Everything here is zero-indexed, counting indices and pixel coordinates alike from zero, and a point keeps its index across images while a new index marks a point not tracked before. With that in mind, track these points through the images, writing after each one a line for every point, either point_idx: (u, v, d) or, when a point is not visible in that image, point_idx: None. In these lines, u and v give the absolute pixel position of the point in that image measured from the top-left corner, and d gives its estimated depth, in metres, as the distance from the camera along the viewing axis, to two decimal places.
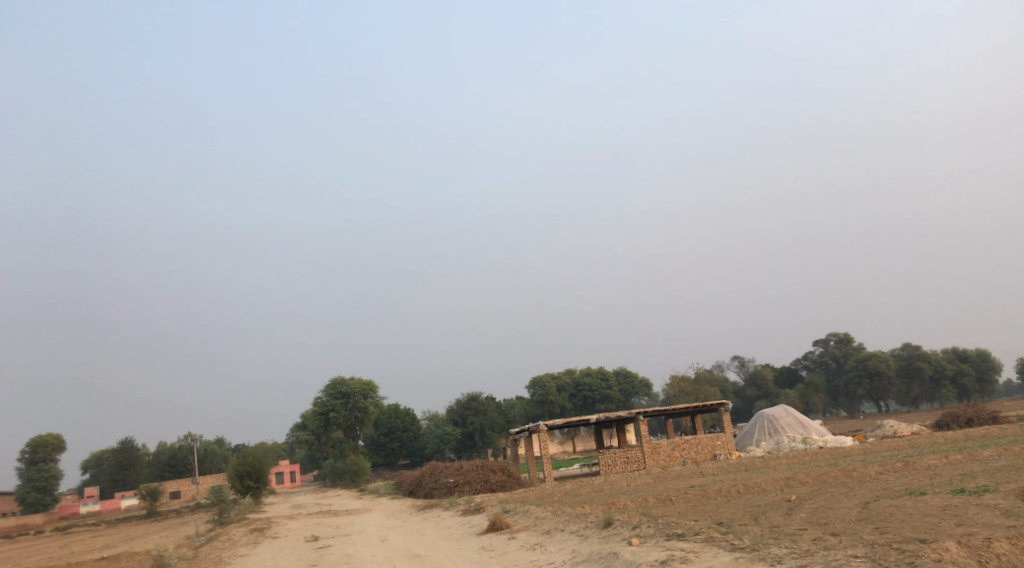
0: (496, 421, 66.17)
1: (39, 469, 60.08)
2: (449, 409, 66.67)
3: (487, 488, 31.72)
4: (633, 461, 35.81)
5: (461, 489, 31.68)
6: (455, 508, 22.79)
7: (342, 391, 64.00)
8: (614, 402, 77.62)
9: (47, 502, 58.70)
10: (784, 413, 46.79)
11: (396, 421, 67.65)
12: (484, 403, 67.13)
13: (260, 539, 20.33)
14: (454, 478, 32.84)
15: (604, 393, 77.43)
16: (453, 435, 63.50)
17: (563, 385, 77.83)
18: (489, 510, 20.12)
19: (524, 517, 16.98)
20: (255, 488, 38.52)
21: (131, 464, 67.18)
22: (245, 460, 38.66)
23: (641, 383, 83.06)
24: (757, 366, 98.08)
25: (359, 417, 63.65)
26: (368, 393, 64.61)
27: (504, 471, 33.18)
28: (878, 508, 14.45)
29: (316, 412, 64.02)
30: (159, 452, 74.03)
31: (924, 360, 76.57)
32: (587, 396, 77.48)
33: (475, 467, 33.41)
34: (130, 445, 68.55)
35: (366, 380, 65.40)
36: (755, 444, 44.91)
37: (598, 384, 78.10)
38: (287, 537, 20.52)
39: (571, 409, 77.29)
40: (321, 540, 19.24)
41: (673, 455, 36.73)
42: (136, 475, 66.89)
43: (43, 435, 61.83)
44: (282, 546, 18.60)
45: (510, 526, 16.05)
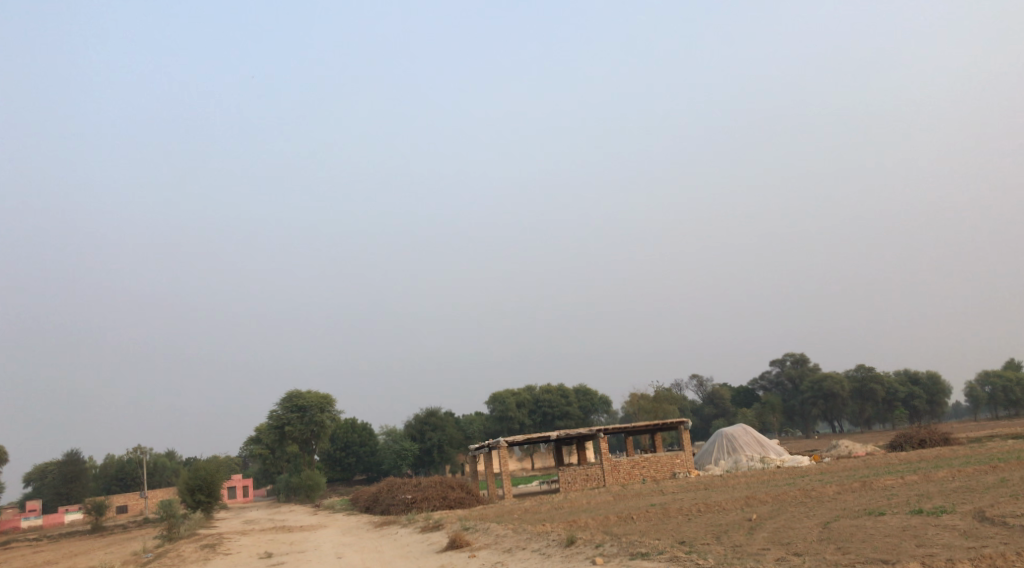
0: (455, 436, 65.56)
1: None
2: (408, 423, 65.81)
3: (445, 505, 31.24)
4: (593, 478, 35.70)
5: (418, 506, 31.12)
6: (413, 525, 22.32)
7: (299, 403, 62.80)
8: (574, 419, 77.60)
9: None
10: (742, 432, 47.22)
11: (353, 435, 66.50)
12: (443, 419, 66.48)
13: (210, 555, 19.58)
14: (413, 495, 32.28)
15: (564, 409, 77.37)
16: (411, 450, 62.71)
17: (523, 401, 77.62)
18: (448, 527, 19.75)
19: (485, 535, 16.65)
20: (207, 503, 37.36)
21: (76, 477, 64.65)
22: (197, 474, 37.47)
23: (601, 400, 83.30)
24: (715, 385, 99.21)
25: (316, 431, 62.51)
26: (325, 407, 63.69)
27: (463, 487, 32.74)
28: (839, 528, 14.53)
29: (272, 425, 62.69)
30: (106, 465, 71.46)
31: (878, 381, 78.12)
32: (547, 412, 77.33)
33: (434, 483, 32.89)
34: (76, 458, 66.01)
35: (323, 394, 64.37)
36: (713, 463, 45.18)
37: (559, 401, 78.04)
38: (239, 554, 19.80)
39: (531, 426, 77.02)
40: (274, 557, 18.62)
41: (633, 473, 36.72)
42: (81, 489, 64.35)
43: None
44: (234, 563, 17.95)
45: (471, 544, 15.70)
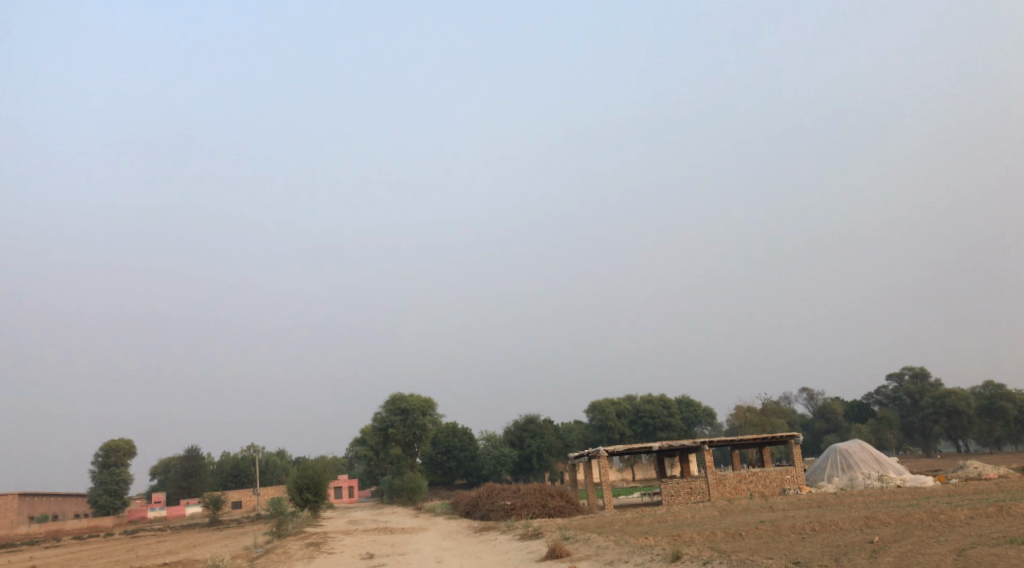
0: (554, 444, 65.09)
1: (109, 473, 62.14)
2: (507, 429, 65.98)
3: (545, 513, 30.94)
4: (697, 492, 34.40)
5: (517, 513, 30.98)
6: (512, 532, 22.17)
7: (401, 407, 64.40)
8: (676, 431, 75.47)
9: (116, 505, 61.09)
10: (858, 448, 44.29)
11: (454, 440, 67.37)
12: (542, 426, 66.19)
13: (315, 554, 20.14)
14: (512, 501, 32.21)
15: (666, 420, 75.37)
16: (510, 456, 62.95)
17: (623, 411, 76.31)
18: (548, 535, 19.43)
19: (585, 545, 16.21)
20: (314, 502, 38.78)
21: (196, 472, 68.92)
22: (305, 473, 39.02)
23: (704, 412, 80.71)
24: (826, 399, 93.93)
25: (418, 434, 64.10)
26: (426, 410, 65.14)
27: (563, 496, 32.35)
28: (977, 557, 13.14)
29: (376, 427, 64.70)
30: (223, 462, 75.81)
31: (1009, 399, 71.57)
32: (648, 423, 75.53)
33: (533, 490, 32.67)
34: (196, 454, 70.41)
35: (425, 397, 65.83)
36: (826, 479, 42.57)
37: (660, 411, 76.16)
38: (342, 553, 20.27)
39: (631, 436, 75.55)
40: (376, 558, 18.90)
41: (740, 488, 35.12)
42: (201, 483, 68.53)
43: (115, 439, 63.75)
44: (338, 562, 18.33)
45: (571, 554, 15.30)
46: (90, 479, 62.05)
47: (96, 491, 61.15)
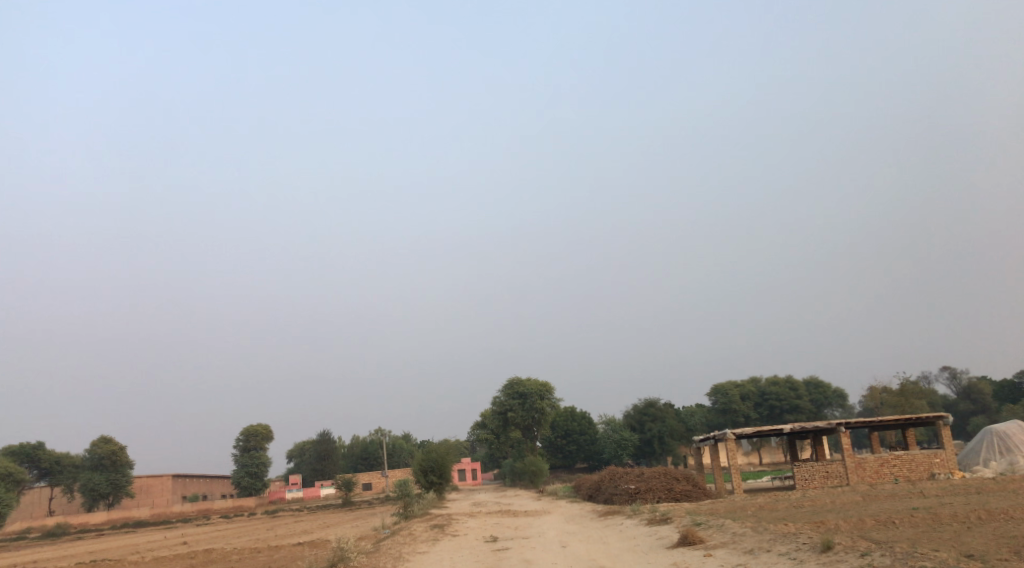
0: (676, 428, 63.16)
1: (251, 456, 66.44)
2: (627, 413, 64.74)
3: (671, 497, 29.88)
4: (834, 476, 31.95)
5: (642, 497, 30.08)
6: (639, 517, 21.33)
7: (520, 391, 64.77)
8: (805, 413, 71.35)
9: (258, 486, 65.29)
10: (1020, 429, 39.79)
11: (574, 424, 66.91)
12: (662, 410, 64.44)
13: (440, 536, 20.23)
14: (636, 485, 31.32)
15: (794, 402, 71.30)
16: (631, 440, 61.89)
17: (747, 394, 73.09)
18: (678, 521, 18.47)
19: (719, 533, 15.10)
20: (439, 484, 39.56)
21: (328, 455, 72.54)
22: (430, 455, 39.79)
23: (834, 394, 76.02)
24: (972, 378, 86.07)
25: (537, 418, 64.22)
26: (545, 394, 65.14)
27: (689, 480, 31.09)
28: None
29: (496, 411, 65.34)
30: (353, 446, 79.35)
31: None
32: (773, 405, 71.88)
33: (658, 474, 31.59)
34: (328, 438, 74.11)
35: (542, 381, 65.88)
36: (983, 464, 38.56)
37: (787, 393, 72.16)
38: (466, 536, 20.21)
39: (756, 419, 72.24)
40: (500, 541, 18.64)
41: (882, 472, 32.36)
42: (333, 465, 72.16)
43: (254, 424, 68.07)
44: (462, 545, 18.19)
45: (705, 541, 14.30)
46: (233, 461, 66.64)
47: (239, 473, 65.63)
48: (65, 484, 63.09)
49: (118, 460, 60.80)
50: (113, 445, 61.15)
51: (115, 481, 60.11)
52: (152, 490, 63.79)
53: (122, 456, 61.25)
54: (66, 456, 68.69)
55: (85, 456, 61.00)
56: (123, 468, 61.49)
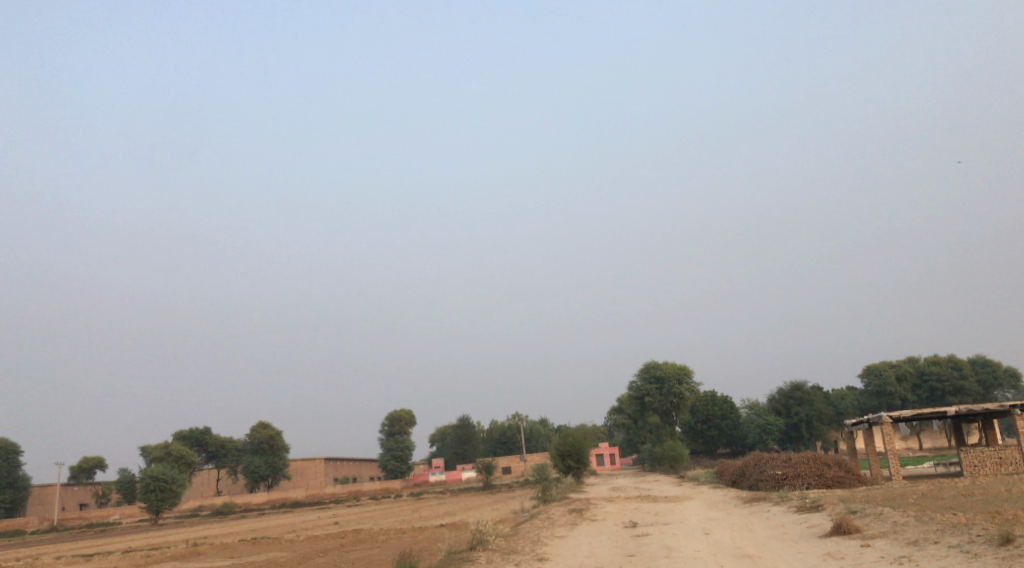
0: (825, 412, 59.46)
1: (395, 440, 69.84)
2: (770, 397, 61.75)
3: (822, 484, 28.15)
4: (1009, 463, 28.74)
5: (790, 484, 28.58)
6: (788, 505, 20.18)
7: (657, 374, 63.61)
8: (972, 395, 64.92)
9: (403, 469, 68.63)
10: None
11: (714, 408, 64.80)
12: (810, 393, 60.88)
13: (577, 520, 20.20)
14: (782, 471, 29.80)
15: (959, 383, 65.01)
16: (776, 425, 58.97)
17: (904, 374, 67.52)
18: (831, 509, 17.30)
19: (879, 522, 13.97)
20: (577, 468, 39.69)
21: (468, 439, 75.03)
22: (567, 440, 39.93)
23: (1008, 373, 68.58)
24: None
25: (675, 402, 62.81)
26: (683, 377, 63.57)
27: (841, 465, 29.16)
28: None
29: (632, 395, 64.60)
30: (491, 431, 81.35)
31: None
32: (935, 387, 65.95)
33: (806, 459, 29.88)
34: (468, 423, 76.57)
35: (680, 364, 64.32)
36: None
37: (951, 373, 65.93)
38: (604, 521, 20.06)
39: (916, 402, 66.65)
40: (639, 527, 18.33)
41: None
42: (473, 449, 74.51)
43: (397, 410, 71.50)
44: (600, 530, 18.05)
45: (861, 531, 13.24)
46: (380, 446, 70.35)
47: (386, 456, 69.27)
48: (230, 466, 69.45)
49: (275, 444, 66.28)
50: (270, 430, 66.70)
51: (273, 463, 65.56)
52: (307, 472, 68.70)
53: (277, 441, 66.70)
54: (231, 441, 75.56)
55: (246, 440, 66.97)
56: (279, 452, 66.96)
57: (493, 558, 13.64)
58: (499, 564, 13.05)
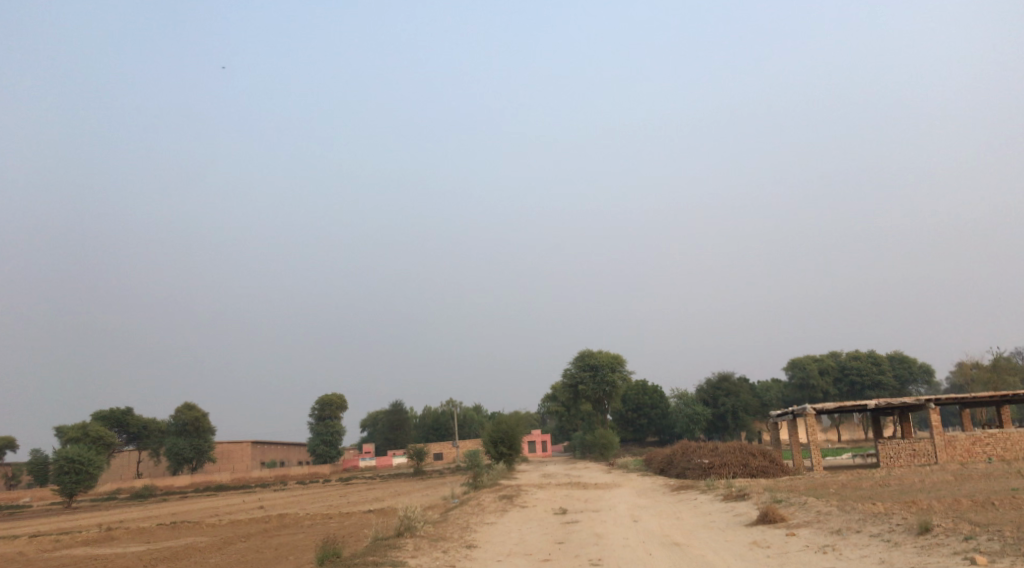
0: (751, 403, 61.26)
1: (326, 425, 68.50)
2: (699, 387, 63.22)
3: (746, 473, 28.87)
4: (922, 454, 30.08)
5: (717, 472, 29.19)
6: (714, 493, 20.51)
7: (590, 363, 64.33)
8: (888, 389, 68.03)
9: (333, 454, 67.46)
10: None
11: (644, 397, 65.97)
12: (736, 384, 62.62)
13: (508, 507, 20.02)
14: (709, 460, 30.43)
15: (876, 378, 68.09)
16: (704, 415, 60.46)
17: (826, 368, 70.24)
18: (756, 498, 17.61)
19: (802, 511, 14.21)
20: (508, 455, 39.68)
21: (401, 424, 74.34)
22: (499, 426, 39.82)
23: (921, 369, 72.16)
24: None
25: (608, 390, 63.67)
26: (616, 366, 64.45)
27: (766, 455, 29.97)
28: None
29: (566, 383, 65.11)
30: (425, 416, 80.75)
31: None
32: (855, 381, 68.82)
33: (732, 448, 30.58)
34: (401, 408, 75.81)
35: (613, 353, 65.23)
36: None
37: (869, 368, 68.98)
38: (534, 508, 19.96)
39: (836, 395, 69.42)
40: (568, 514, 18.27)
41: (974, 451, 30.33)
42: (405, 435, 73.86)
43: (329, 394, 70.05)
44: (530, 517, 17.94)
45: (787, 520, 13.46)
46: (310, 429, 68.86)
47: (315, 441, 67.90)
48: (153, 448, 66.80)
49: (201, 427, 64.04)
50: (196, 411, 64.35)
51: (198, 446, 63.30)
52: (233, 455, 66.68)
53: (204, 423, 64.42)
54: (154, 422, 72.66)
55: (171, 422, 64.49)
56: (205, 434, 64.72)
57: (420, 544, 13.25)
58: (427, 550, 12.66)
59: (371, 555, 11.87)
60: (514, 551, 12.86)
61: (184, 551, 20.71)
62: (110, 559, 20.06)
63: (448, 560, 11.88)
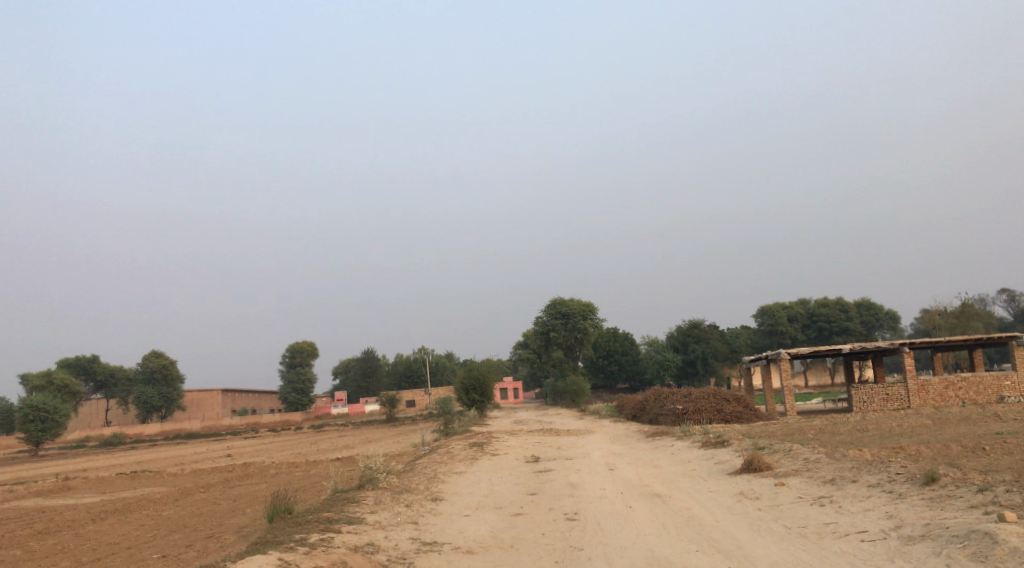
0: (720, 349, 61.26)
1: (297, 372, 67.30)
2: (670, 334, 63.04)
3: (720, 418, 28.44)
4: (895, 399, 29.84)
5: (691, 418, 28.64)
6: (692, 439, 19.76)
7: (563, 310, 63.81)
8: (855, 335, 68.65)
9: (304, 402, 66.48)
10: None
11: (616, 344, 65.72)
12: (706, 331, 62.44)
13: (478, 455, 19.14)
14: (683, 405, 29.88)
15: (844, 324, 68.56)
16: (673, 361, 60.53)
17: (795, 315, 70.60)
18: (737, 444, 16.86)
19: (789, 458, 13.45)
20: (480, 401, 38.94)
21: (373, 372, 73.50)
22: (471, 373, 38.88)
23: (887, 315, 72.91)
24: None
25: (579, 337, 63.34)
26: (587, 314, 64.01)
27: (740, 401, 29.52)
28: None
29: (538, 330, 64.58)
30: (397, 364, 80.04)
31: None
32: (823, 327, 69.25)
33: (706, 395, 30.07)
34: (373, 356, 74.85)
35: (585, 301, 64.67)
36: None
37: (837, 315, 69.42)
38: (505, 456, 19.12)
39: (804, 341, 69.85)
40: (541, 463, 17.38)
41: (947, 395, 30.17)
42: (378, 383, 73.11)
43: (299, 342, 68.75)
44: (500, 466, 16.99)
45: (773, 468, 12.70)
46: (281, 377, 67.67)
47: (285, 389, 66.74)
48: (120, 396, 65.15)
49: (170, 375, 62.63)
50: (164, 359, 62.94)
51: (167, 394, 61.94)
52: (202, 403, 65.29)
53: (173, 371, 63.10)
54: (121, 370, 71.05)
55: (137, 369, 62.98)
56: (174, 382, 63.37)
57: (382, 498, 12.17)
58: (388, 504, 11.59)
59: (325, 511, 10.76)
60: (484, 504, 11.87)
61: (137, 502, 19.50)
62: (57, 512, 18.75)
63: (411, 515, 10.81)
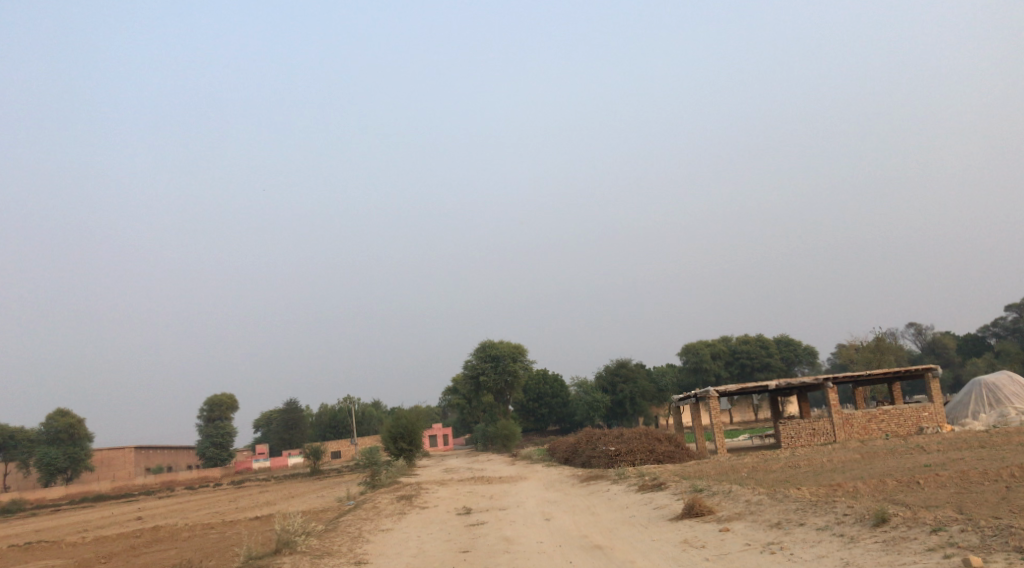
0: (648, 388, 61.59)
1: (215, 426, 63.66)
2: (597, 374, 63.02)
3: (653, 458, 28.12)
4: (821, 433, 30.22)
5: (625, 459, 28.18)
6: (628, 482, 19.19)
7: (493, 353, 62.91)
8: (776, 371, 70.61)
9: (224, 457, 62.75)
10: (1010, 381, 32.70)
11: (545, 386, 65.21)
12: (634, 370, 62.80)
13: (406, 509, 17.95)
14: (615, 447, 29.44)
15: (765, 360, 70.46)
16: (603, 401, 60.44)
17: (718, 352, 72.08)
18: (675, 486, 16.34)
19: (730, 501, 12.96)
20: (409, 451, 37.41)
21: (296, 424, 70.39)
22: (399, 422, 37.39)
23: (804, 351, 75.31)
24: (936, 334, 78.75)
25: (509, 381, 62.52)
26: (517, 356, 63.40)
27: (672, 440, 29.32)
28: None
29: (467, 375, 63.46)
30: (322, 414, 77.02)
31: None
32: (745, 364, 70.89)
33: (638, 435, 29.78)
34: (296, 406, 71.78)
35: (515, 344, 64.13)
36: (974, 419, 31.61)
37: (759, 351, 71.31)
38: (435, 509, 18.01)
39: (728, 378, 71.27)
40: (472, 515, 16.40)
41: (870, 428, 30.81)
42: (301, 434, 70.02)
43: (217, 394, 65.26)
44: (429, 521, 15.89)
45: (714, 512, 12.17)
46: (198, 432, 63.80)
47: (203, 444, 62.88)
48: (19, 458, 59.89)
49: (77, 433, 58.10)
50: (71, 418, 58.38)
51: (73, 454, 57.30)
52: (112, 463, 60.75)
53: (81, 430, 58.59)
54: (21, 430, 65.53)
55: (40, 429, 58.20)
56: (81, 442, 58.76)
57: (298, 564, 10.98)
58: None
59: None
60: None
61: None
62: None
63: None
